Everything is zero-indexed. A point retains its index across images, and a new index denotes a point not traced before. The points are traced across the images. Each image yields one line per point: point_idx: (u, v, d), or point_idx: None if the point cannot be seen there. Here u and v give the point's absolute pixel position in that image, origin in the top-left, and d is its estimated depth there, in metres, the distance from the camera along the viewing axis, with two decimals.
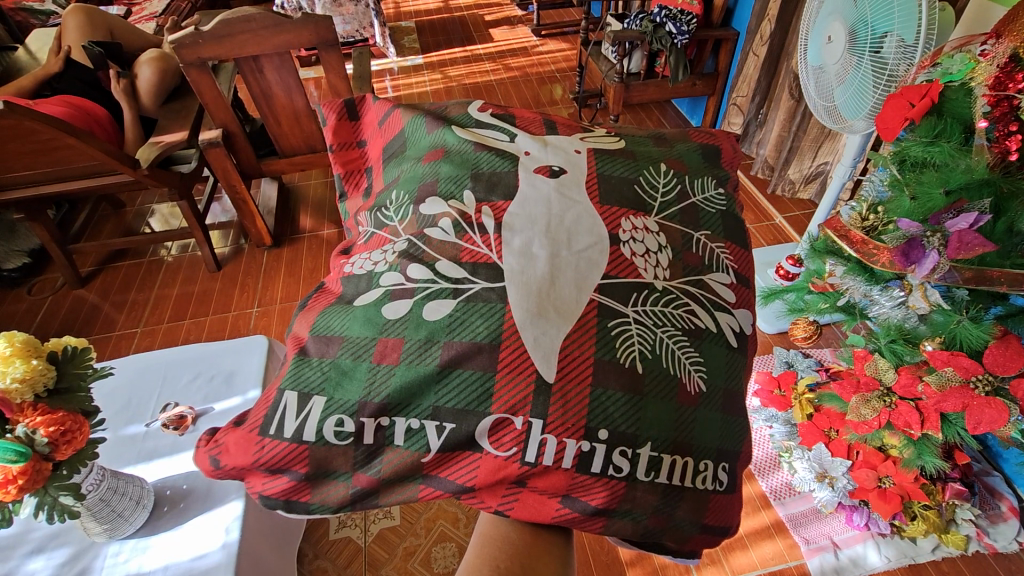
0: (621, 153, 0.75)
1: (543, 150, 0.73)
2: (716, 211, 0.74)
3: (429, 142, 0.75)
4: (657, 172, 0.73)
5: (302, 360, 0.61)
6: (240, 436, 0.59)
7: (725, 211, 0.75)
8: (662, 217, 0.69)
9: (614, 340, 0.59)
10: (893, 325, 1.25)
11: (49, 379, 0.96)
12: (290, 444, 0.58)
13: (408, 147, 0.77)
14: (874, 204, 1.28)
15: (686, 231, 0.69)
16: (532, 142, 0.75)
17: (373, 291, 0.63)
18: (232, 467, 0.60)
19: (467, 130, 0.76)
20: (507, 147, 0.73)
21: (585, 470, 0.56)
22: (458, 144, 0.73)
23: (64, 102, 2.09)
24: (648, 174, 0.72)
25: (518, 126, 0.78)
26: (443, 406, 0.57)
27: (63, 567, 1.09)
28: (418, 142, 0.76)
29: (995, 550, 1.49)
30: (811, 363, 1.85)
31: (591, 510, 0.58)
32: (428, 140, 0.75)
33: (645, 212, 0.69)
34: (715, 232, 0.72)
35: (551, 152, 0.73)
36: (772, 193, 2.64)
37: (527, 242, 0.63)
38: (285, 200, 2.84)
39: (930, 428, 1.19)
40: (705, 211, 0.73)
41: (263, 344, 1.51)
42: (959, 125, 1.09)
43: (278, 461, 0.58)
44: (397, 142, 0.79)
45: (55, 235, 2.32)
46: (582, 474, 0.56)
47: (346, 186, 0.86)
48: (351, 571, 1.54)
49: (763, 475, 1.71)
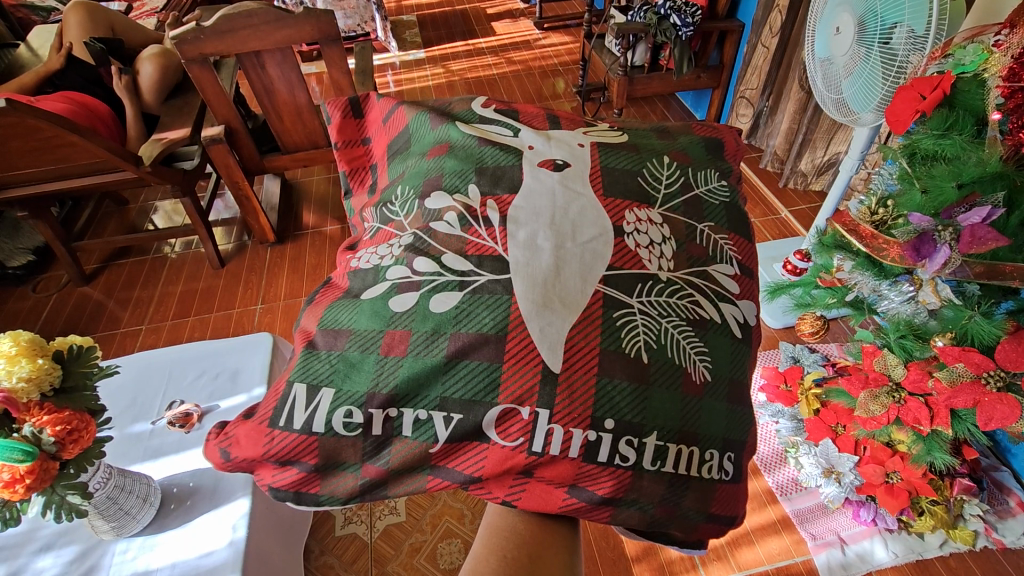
0: (623, 146, 0.74)
1: (547, 144, 0.72)
2: (720, 202, 0.73)
3: (434, 138, 0.74)
4: (661, 165, 0.72)
5: (310, 353, 0.60)
6: (250, 428, 0.59)
7: (728, 202, 0.73)
8: (665, 209, 0.68)
9: (619, 330, 0.58)
10: (904, 321, 1.24)
11: (55, 379, 0.96)
12: (300, 435, 0.57)
13: (413, 143, 0.76)
14: (883, 198, 1.26)
15: (689, 222, 0.68)
16: (536, 136, 0.73)
17: (380, 285, 0.62)
18: (243, 459, 0.59)
19: (471, 125, 0.76)
20: (510, 142, 0.72)
21: (591, 459, 0.56)
22: (462, 139, 0.72)
23: (66, 99, 2.08)
24: (651, 167, 0.71)
25: (521, 122, 0.77)
26: (450, 397, 0.56)
27: (72, 564, 1.10)
28: (422, 138, 0.75)
29: (1004, 545, 1.49)
30: (817, 359, 1.82)
31: (598, 500, 0.57)
32: (432, 136, 0.74)
33: (648, 205, 0.68)
34: (719, 223, 0.70)
35: (554, 146, 0.72)
36: (783, 187, 2.62)
37: (532, 235, 0.62)
38: (288, 196, 2.83)
39: (939, 424, 1.17)
40: (708, 202, 0.72)
41: (266, 341, 1.50)
42: (971, 118, 1.08)
43: (288, 453, 0.57)
44: (402, 138, 0.78)
45: (59, 232, 2.31)
46: (588, 463, 0.56)
47: (352, 183, 0.85)
48: (358, 567, 1.54)
49: (769, 471, 1.70)
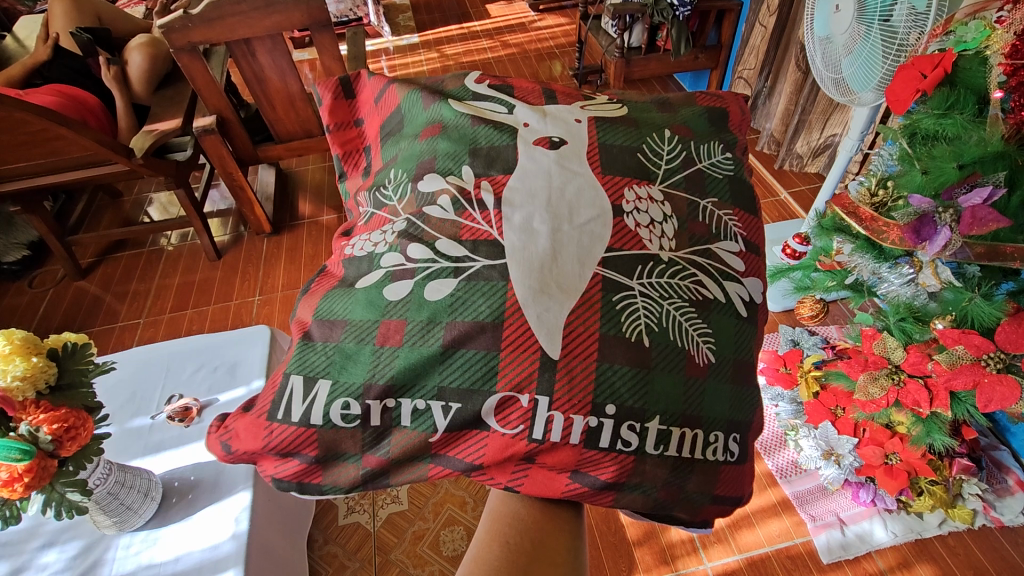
0: (622, 121, 0.72)
1: (542, 121, 0.70)
2: (723, 175, 0.71)
3: (426, 118, 0.72)
4: (661, 139, 0.71)
5: (306, 344, 0.60)
6: (249, 421, 0.58)
7: (733, 176, 0.72)
8: (666, 185, 0.67)
9: (619, 314, 0.57)
10: (903, 304, 1.22)
11: (50, 376, 0.95)
12: (298, 428, 0.57)
13: (405, 124, 0.74)
14: (883, 179, 1.24)
15: (691, 199, 0.67)
16: (531, 113, 0.72)
17: (374, 273, 0.61)
18: (244, 453, 0.59)
19: (464, 103, 0.74)
20: (505, 119, 0.71)
21: (593, 445, 0.55)
22: (455, 119, 0.70)
23: (54, 92, 2.05)
24: (652, 142, 0.70)
25: (516, 98, 0.75)
26: (447, 386, 0.56)
27: (76, 559, 1.10)
28: (414, 119, 0.74)
29: (1002, 523, 1.50)
30: (816, 342, 1.84)
31: (600, 485, 0.57)
32: (424, 116, 0.73)
33: (648, 181, 0.67)
34: (722, 199, 0.69)
35: (550, 123, 0.70)
36: (780, 168, 2.60)
37: (529, 218, 0.61)
38: (283, 185, 2.80)
39: (939, 406, 1.17)
40: (710, 176, 0.70)
41: (264, 333, 1.49)
42: (973, 96, 1.07)
43: (287, 445, 0.57)
44: (395, 119, 0.76)
45: (54, 226, 2.29)
46: (590, 449, 0.56)
47: (346, 167, 0.83)
48: (362, 556, 1.56)
49: (769, 454, 1.71)
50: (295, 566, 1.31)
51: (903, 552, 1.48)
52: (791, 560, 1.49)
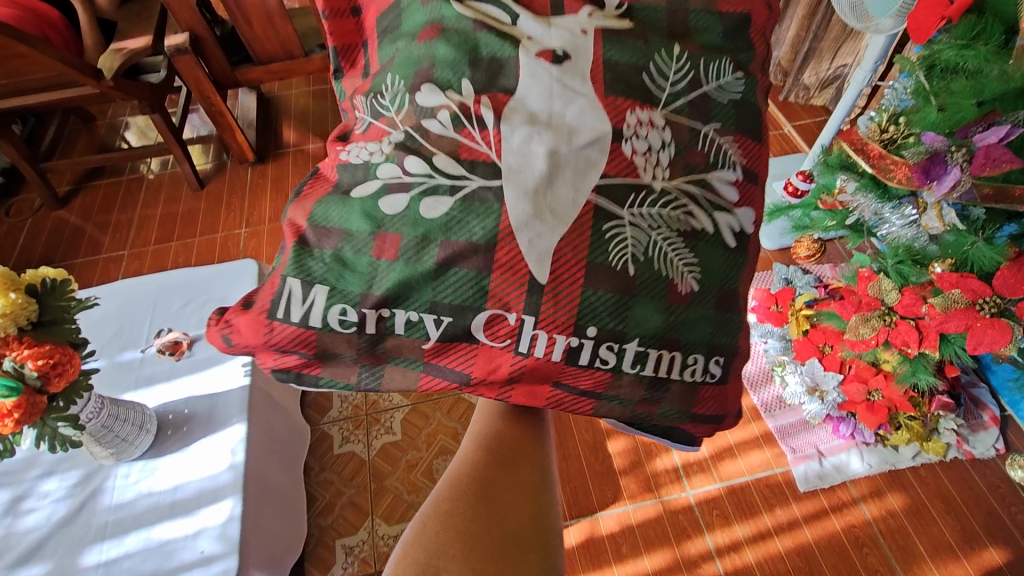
0: (632, 34, 0.64)
1: (547, 32, 0.63)
2: (730, 99, 0.66)
3: (425, 18, 0.64)
4: (670, 57, 0.64)
5: (304, 246, 0.56)
6: (252, 318, 0.55)
7: (741, 98, 0.66)
8: (670, 109, 0.62)
9: (607, 242, 0.55)
10: (903, 245, 1.20)
11: (32, 313, 0.93)
12: (298, 328, 0.55)
13: (403, 22, 0.65)
14: (896, 114, 1.17)
15: (694, 124, 0.62)
16: (537, 24, 0.64)
17: (370, 183, 0.57)
18: (248, 346, 0.56)
19: (468, 2, 0.65)
20: (511, 30, 0.63)
21: (572, 362, 0.56)
22: (456, 22, 0.63)
23: (10, 3, 1.89)
24: (660, 59, 0.63)
25: (522, 1, 0.66)
26: (440, 301, 0.54)
27: (76, 487, 1.13)
28: (411, 17, 0.65)
29: (973, 456, 1.57)
30: (810, 279, 1.82)
31: (579, 391, 0.58)
32: (422, 15, 0.64)
33: (652, 104, 0.61)
34: (725, 124, 0.64)
35: (555, 34, 0.63)
36: (784, 100, 2.50)
37: (528, 137, 0.57)
38: (265, 110, 2.65)
39: (927, 346, 1.18)
40: (716, 100, 0.65)
41: (251, 268, 1.44)
42: (1000, 25, 1.00)
43: (288, 342, 0.55)
44: (390, 16, 0.67)
45: (25, 153, 2.18)
46: (570, 365, 0.56)
47: (343, 62, 0.73)
48: (358, 483, 1.61)
49: (756, 389, 1.74)
50: (293, 493, 1.36)
51: (876, 481, 1.56)
52: (770, 489, 1.57)
